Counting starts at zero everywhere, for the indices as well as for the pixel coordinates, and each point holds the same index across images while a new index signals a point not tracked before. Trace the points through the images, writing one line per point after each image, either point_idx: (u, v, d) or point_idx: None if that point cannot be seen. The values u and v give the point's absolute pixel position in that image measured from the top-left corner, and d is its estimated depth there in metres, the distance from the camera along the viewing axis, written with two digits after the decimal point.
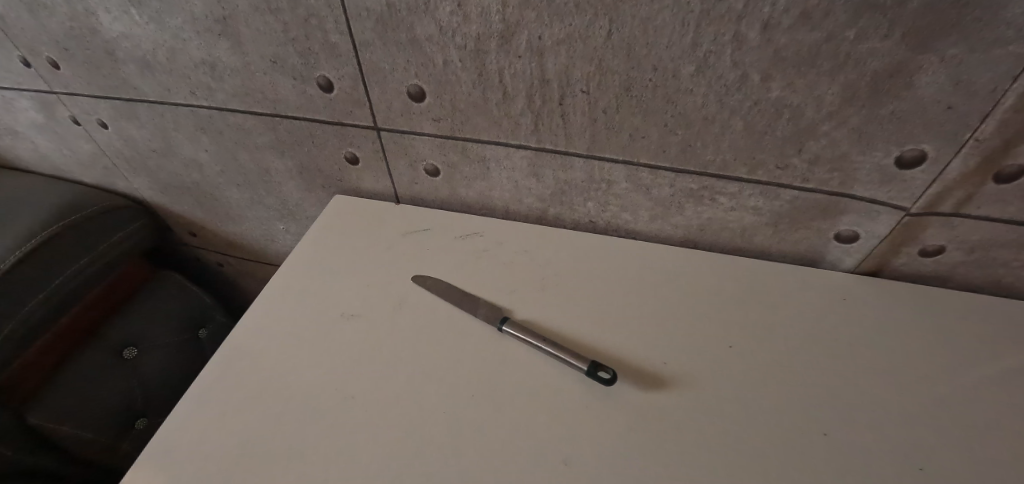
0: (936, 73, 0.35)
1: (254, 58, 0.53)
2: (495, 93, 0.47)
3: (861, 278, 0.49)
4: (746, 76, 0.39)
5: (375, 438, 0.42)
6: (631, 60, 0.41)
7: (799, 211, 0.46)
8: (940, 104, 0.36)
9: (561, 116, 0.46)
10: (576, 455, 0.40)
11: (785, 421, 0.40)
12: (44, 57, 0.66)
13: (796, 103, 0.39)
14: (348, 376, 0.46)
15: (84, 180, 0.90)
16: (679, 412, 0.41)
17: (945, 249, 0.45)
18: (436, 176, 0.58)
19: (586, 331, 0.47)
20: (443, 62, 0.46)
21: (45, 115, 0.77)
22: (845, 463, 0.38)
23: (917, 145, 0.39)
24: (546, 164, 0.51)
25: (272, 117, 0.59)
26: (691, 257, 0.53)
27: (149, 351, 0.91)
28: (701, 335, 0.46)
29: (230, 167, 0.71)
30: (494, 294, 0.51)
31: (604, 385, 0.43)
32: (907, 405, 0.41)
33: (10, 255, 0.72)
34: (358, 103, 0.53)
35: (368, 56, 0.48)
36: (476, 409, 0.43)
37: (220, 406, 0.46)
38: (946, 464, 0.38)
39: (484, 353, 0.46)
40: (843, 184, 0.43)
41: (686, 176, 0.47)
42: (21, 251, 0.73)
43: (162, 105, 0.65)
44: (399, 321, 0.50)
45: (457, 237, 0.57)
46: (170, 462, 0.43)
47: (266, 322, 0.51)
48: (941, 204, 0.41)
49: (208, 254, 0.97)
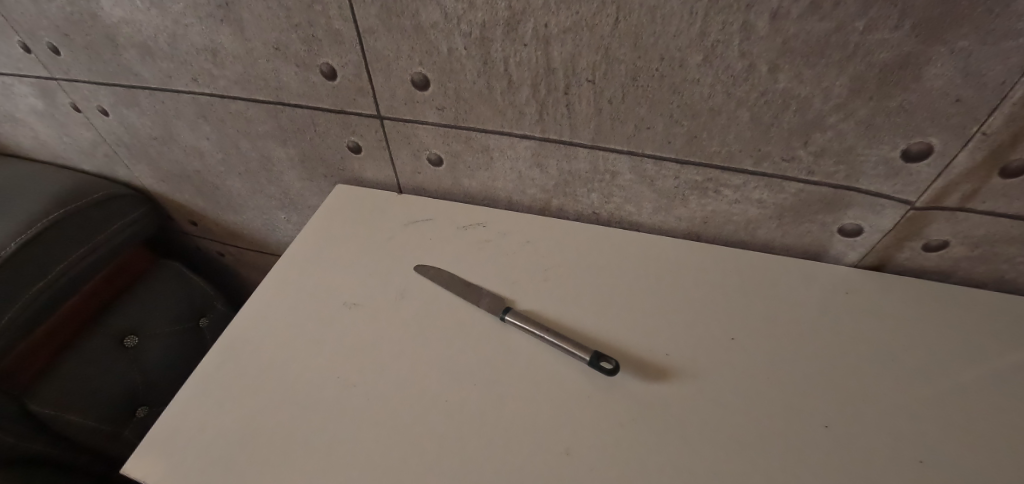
0: (946, 65, 0.34)
1: (256, 45, 0.53)
2: (500, 82, 0.46)
3: (864, 273, 0.49)
4: (754, 66, 0.38)
5: (377, 427, 0.42)
6: (639, 50, 0.40)
7: (804, 204, 0.46)
8: (949, 97, 0.36)
9: (566, 105, 0.46)
10: (578, 445, 0.40)
11: (786, 412, 0.41)
12: (44, 42, 0.65)
13: (804, 95, 0.39)
14: (350, 364, 0.46)
15: (85, 168, 0.90)
16: (679, 403, 0.41)
17: (949, 244, 0.45)
18: (439, 166, 0.57)
19: (588, 322, 0.47)
20: (448, 50, 0.46)
21: (45, 102, 0.77)
22: (848, 456, 0.38)
23: (925, 138, 0.38)
24: (550, 155, 0.51)
25: (274, 105, 0.59)
26: (694, 250, 0.52)
27: (149, 339, 0.92)
28: (702, 327, 0.46)
29: (231, 155, 0.70)
30: (496, 285, 0.51)
31: (606, 375, 0.43)
32: (908, 398, 0.41)
33: (10, 243, 0.72)
34: (361, 91, 0.53)
35: (372, 43, 0.48)
36: (478, 399, 0.43)
37: (221, 393, 0.46)
38: (946, 457, 0.38)
39: (486, 343, 0.46)
40: (849, 178, 0.43)
41: (691, 168, 0.47)
42: (21, 238, 0.73)
43: (163, 92, 0.64)
44: (401, 311, 0.50)
45: (459, 227, 0.57)
46: (174, 448, 0.43)
47: (268, 310, 0.51)
48: (946, 198, 0.41)
49: (208, 243, 0.97)
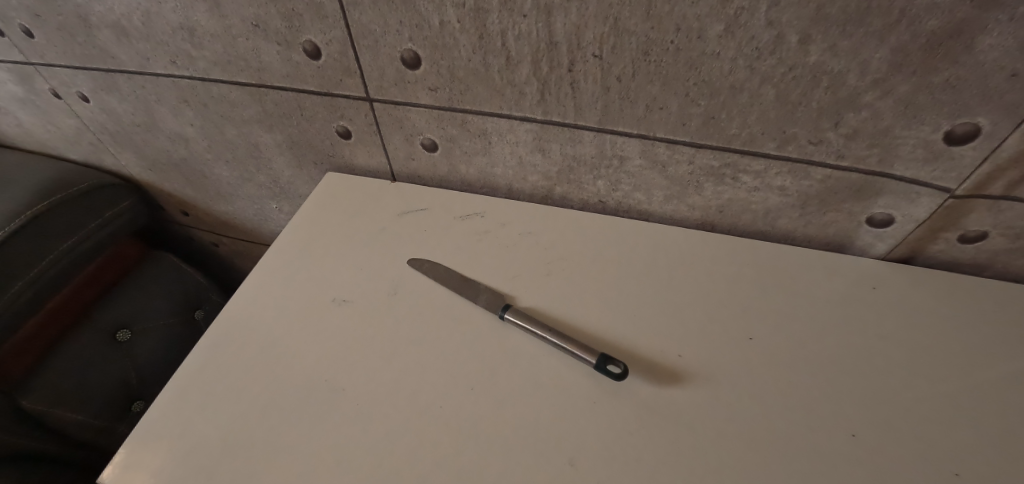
0: (1003, 33, 0.30)
1: (235, 22, 0.49)
2: (497, 58, 0.42)
3: (892, 266, 0.45)
4: (782, 38, 0.34)
5: (365, 433, 0.39)
6: (651, 20, 0.36)
7: (830, 191, 0.42)
8: (1003, 71, 0.32)
9: (570, 83, 0.42)
10: (583, 454, 0.37)
11: (809, 420, 0.37)
12: (17, 24, 0.61)
13: (837, 70, 0.35)
14: (340, 365, 0.43)
15: (71, 157, 0.86)
16: (692, 408, 0.38)
17: (989, 235, 0.41)
18: (434, 151, 0.54)
19: (594, 321, 0.44)
20: (440, 23, 0.42)
21: (24, 88, 0.73)
22: (877, 468, 0.35)
23: (972, 119, 0.34)
24: (552, 138, 0.47)
25: (258, 87, 0.55)
26: (708, 242, 0.49)
27: (144, 332, 0.90)
28: (719, 326, 0.43)
29: (216, 142, 0.67)
30: (496, 280, 0.47)
31: (614, 379, 0.39)
32: (942, 403, 0.38)
33: (9, 223, 0.70)
34: (349, 72, 0.49)
35: (358, 17, 0.44)
36: (475, 403, 0.40)
37: (203, 395, 0.43)
38: (984, 469, 0.34)
39: (483, 343, 0.43)
40: (882, 162, 0.39)
41: (707, 151, 0.43)
42: (20, 219, 0.71)
43: (142, 76, 0.61)
44: (394, 307, 0.47)
45: (455, 217, 0.53)
46: (152, 453, 0.40)
47: (254, 308, 0.48)
48: (990, 186, 0.37)
49: (201, 234, 0.94)
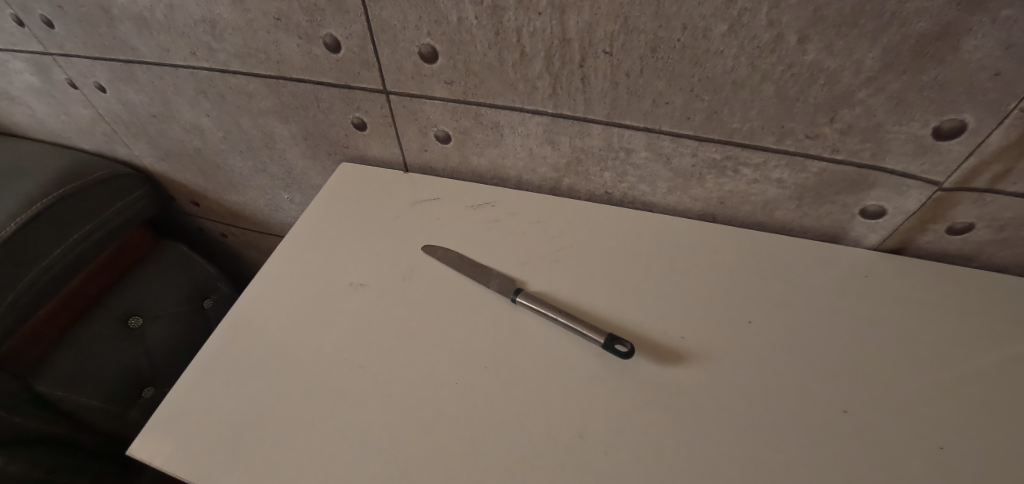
0: (986, 36, 0.32)
1: (257, 15, 0.51)
2: (512, 54, 0.44)
3: (884, 256, 0.48)
4: (782, 37, 0.37)
5: (385, 408, 0.41)
6: (659, 19, 0.38)
7: (826, 184, 0.44)
8: (987, 70, 0.34)
9: (581, 78, 0.44)
10: (590, 428, 0.39)
11: (803, 398, 0.40)
12: (38, 15, 0.63)
13: (833, 68, 0.37)
14: (358, 345, 0.45)
15: (84, 146, 0.88)
16: (692, 387, 0.40)
17: (974, 227, 0.43)
18: (446, 143, 0.56)
19: (600, 305, 0.46)
20: (457, 19, 0.44)
21: (41, 78, 0.75)
22: (867, 442, 0.37)
23: (958, 115, 0.36)
24: (562, 131, 0.49)
25: (276, 79, 0.57)
26: (710, 232, 0.51)
27: (154, 319, 0.92)
28: (719, 311, 0.45)
29: (231, 132, 0.69)
30: (506, 266, 0.50)
31: (621, 357, 0.42)
32: (930, 383, 0.40)
33: (22, 212, 0.71)
34: (367, 65, 0.51)
35: (377, 12, 0.46)
36: (488, 381, 0.42)
37: (228, 374, 0.45)
38: (966, 443, 0.37)
39: (495, 325, 0.45)
40: (875, 156, 0.41)
41: (709, 144, 0.45)
42: (34, 208, 0.73)
43: (161, 67, 0.62)
44: (409, 291, 0.49)
45: (467, 207, 0.55)
46: (180, 427, 0.43)
47: (274, 292, 0.50)
48: (975, 179, 0.39)
49: (211, 224, 0.96)
